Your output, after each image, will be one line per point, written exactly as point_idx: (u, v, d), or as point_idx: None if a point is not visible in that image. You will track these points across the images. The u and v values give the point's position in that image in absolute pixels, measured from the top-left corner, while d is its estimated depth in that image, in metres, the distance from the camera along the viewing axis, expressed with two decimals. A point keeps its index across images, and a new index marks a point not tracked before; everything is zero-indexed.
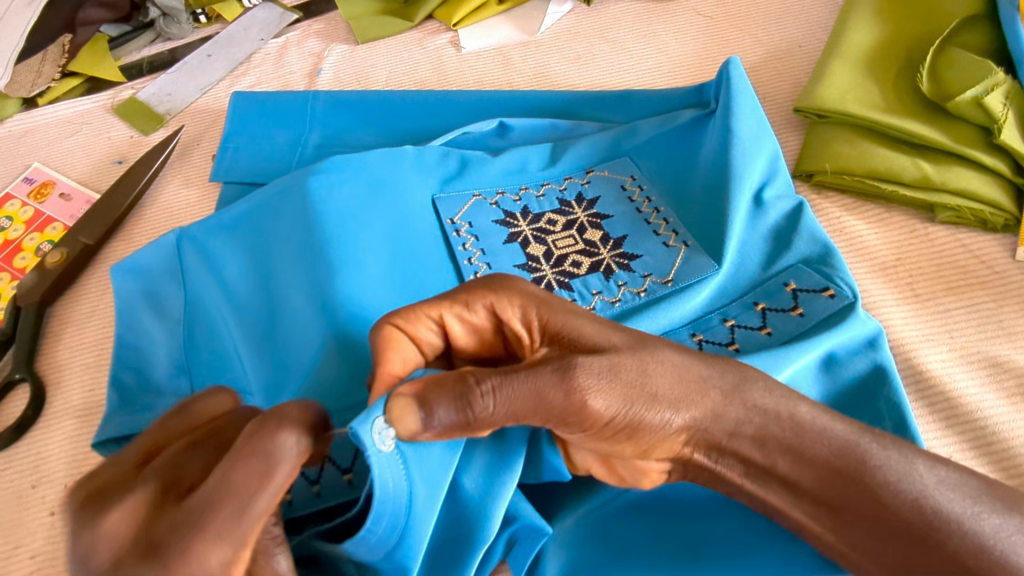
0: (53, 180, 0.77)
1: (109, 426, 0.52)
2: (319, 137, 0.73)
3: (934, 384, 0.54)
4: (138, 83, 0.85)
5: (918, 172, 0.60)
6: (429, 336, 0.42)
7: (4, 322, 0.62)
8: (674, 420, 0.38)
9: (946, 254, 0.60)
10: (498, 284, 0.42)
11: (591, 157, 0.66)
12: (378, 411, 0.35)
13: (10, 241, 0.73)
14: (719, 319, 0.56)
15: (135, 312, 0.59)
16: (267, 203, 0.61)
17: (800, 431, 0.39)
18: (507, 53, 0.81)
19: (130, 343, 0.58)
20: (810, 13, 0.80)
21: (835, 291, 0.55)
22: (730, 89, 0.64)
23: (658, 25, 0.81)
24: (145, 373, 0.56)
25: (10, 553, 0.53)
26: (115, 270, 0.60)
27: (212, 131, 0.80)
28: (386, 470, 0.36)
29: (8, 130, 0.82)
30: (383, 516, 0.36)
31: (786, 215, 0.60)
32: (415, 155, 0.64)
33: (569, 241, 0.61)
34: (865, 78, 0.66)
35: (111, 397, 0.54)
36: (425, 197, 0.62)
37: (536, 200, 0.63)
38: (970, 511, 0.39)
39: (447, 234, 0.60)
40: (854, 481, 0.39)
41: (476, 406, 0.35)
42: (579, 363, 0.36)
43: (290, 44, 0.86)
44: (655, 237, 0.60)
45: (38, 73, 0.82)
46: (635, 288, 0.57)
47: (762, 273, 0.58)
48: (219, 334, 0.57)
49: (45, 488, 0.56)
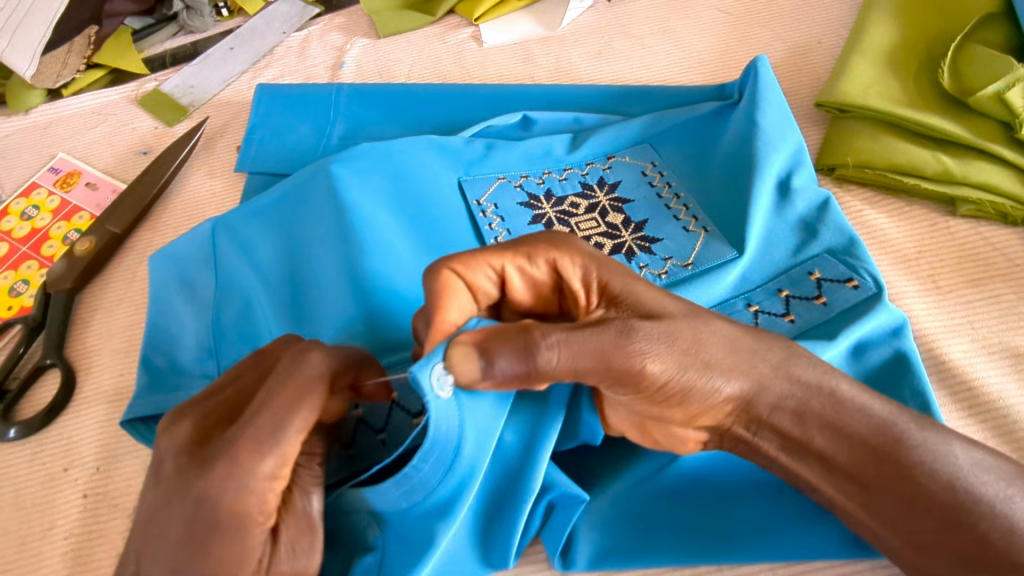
0: (78, 170, 0.78)
1: (142, 404, 0.52)
2: (344, 128, 0.74)
3: (956, 374, 0.54)
4: (161, 75, 0.86)
5: (940, 166, 0.61)
6: (486, 285, 0.42)
7: (34, 308, 0.63)
8: (722, 389, 0.39)
9: (967, 247, 0.61)
10: (559, 241, 0.43)
11: (612, 143, 0.66)
12: (438, 357, 0.36)
13: (37, 230, 0.74)
14: (743, 304, 0.56)
15: (167, 296, 0.59)
16: (298, 189, 0.62)
17: (839, 406, 0.41)
18: (528, 48, 0.82)
19: (161, 326, 0.58)
20: (829, 10, 0.81)
21: (859, 281, 0.55)
22: (756, 83, 0.65)
23: (678, 21, 0.82)
24: (176, 355, 0.56)
25: (44, 534, 0.54)
26: (155, 257, 0.60)
27: (236, 122, 0.81)
28: (442, 413, 0.37)
29: (34, 121, 0.83)
30: (431, 460, 0.38)
31: (812, 203, 0.61)
32: (440, 143, 0.65)
33: (592, 223, 0.61)
34: (887, 74, 0.67)
35: (143, 379, 0.55)
36: (449, 180, 0.63)
37: (559, 184, 0.64)
38: (1004, 494, 0.40)
39: (473, 214, 0.61)
40: (891, 459, 0.40)
41: (539, 357, 0.35)
42: (639, 328, 0.37)
43: (313, 37, 0.87)
44: (675, 222, 0.61)
45: (63, 65, 0.83)
46: (656, 269, 0.58)
47: (786, 262, 0.58)
48: (249, 315, 0.57)
49: (77, 471, 0.57)
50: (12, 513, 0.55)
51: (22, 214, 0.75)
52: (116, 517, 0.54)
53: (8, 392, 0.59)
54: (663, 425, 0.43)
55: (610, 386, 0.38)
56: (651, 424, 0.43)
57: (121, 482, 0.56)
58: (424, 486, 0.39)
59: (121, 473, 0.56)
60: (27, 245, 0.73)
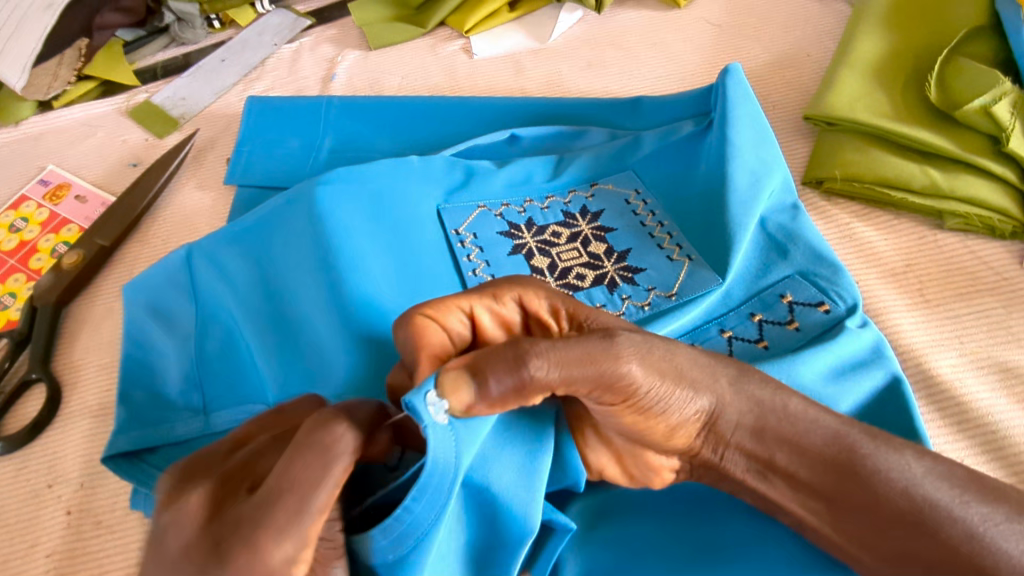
0: (68, 182, 0.78)
1: (123, 441, 0.54)
2: (333, 141, 0.74)
3: (944, 389, 0.54)
4: (152, 87, 0.86)
5: (928, 179, 0.61)
6: (460, 328, 0.43)
7: (20, 322, 0.63)
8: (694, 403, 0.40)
9: (955, 259, 0.61)
10: (517, 282, 0.44)
11: (597, 171, 0.66)
12: (429, 382, 0.35)
13: (25, 243, 0.73)
14: (717, 330, 0.57)
15: (145, 327, 0.60)
16: (273, 215, 0.62)
17: (793, 422, 0.41)
18: (519, 59, 0.82)
19: (139, 361, 0.58)
20: (818, 23, 0.81)
21: (830, 305, 0.56)
22: (725, 99, 0.64)
23: (668, 33, 0.82)
24: (159, 389, 0.57)
25: (27, 552, 0.53)
26: (126, 288, 0.61)
27: (227, 134, 0.81)
28: (439, 444, 0.36)
29: (24, 133, 0.83)
30: (425, 497, 0.37)
31: (786, 219, 0.61)
32: (416, 163, 0.65)
33: (573, 253, 0.62)
34: (874, 86, 0.67)
35: (125, 414, 0.55)
36: (430, 207, 0.63)
37: (541, 212, 0.64)
38: (958, 501, 0.40)
39: (452, 245, 0.61)
40: (849, 471, 0.40)
41: (530, 368, 0.35)
42: (621, 336, 0.38)
43: (304, 49, 0.87)
44: (658, 251, 0.61)
45: (54, 77, 0.83)
46: (639, 301, 0.58)
47: (759, 283, 0.58)
48: (233, 345, 0.58)
49: (61, 487, 0.56)
50: None
51: (10, 227, 0.75)
52: (100, 534, 0.54)
53: None
54: (639, 450, 0.43)
55: (598, 398, 0.38)
56: (629, 450, 0.44)
57: (106, 499, 0.56)
58: (418, 527, 0.38)
59: (105, 490, 0.56)
60: (15, 258, 0.72)
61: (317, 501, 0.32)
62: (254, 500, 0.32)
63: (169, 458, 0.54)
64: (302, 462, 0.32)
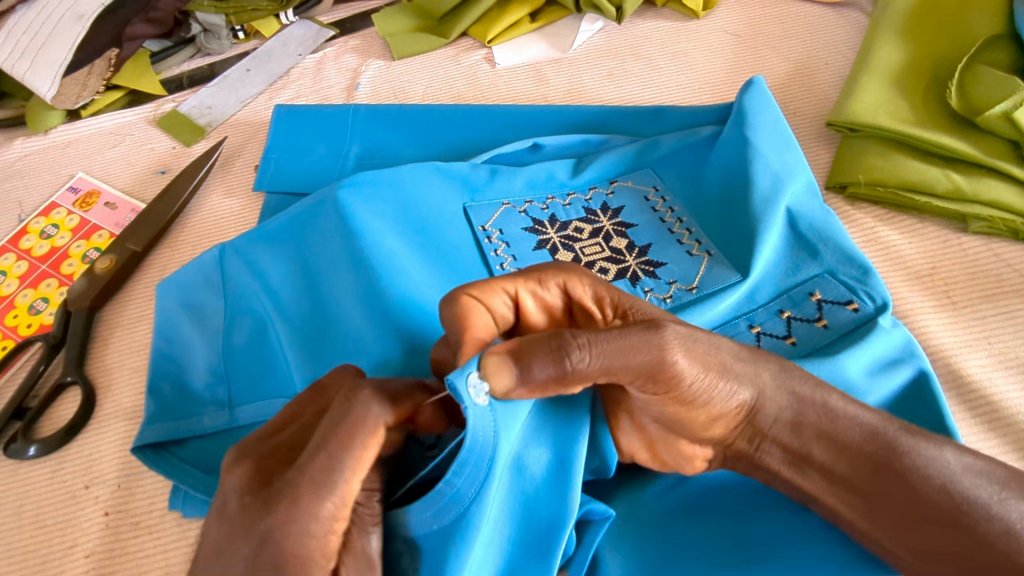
0: (97, 190, 0.79)
1: (152, 431, 0.55)
2: (360, 148, 0.75)
3: (974, 389, 0.55)
4: (178, 96, 0.87)
5: (951, 183, 0.62)
6: (503, 310, 0.43)
7: (55, 326, 0.64)
8: (737, 392, 0.41)
9: (979, 263, 0.62)
10: (556, 267, 0.45)
11: (615, 167, 0.68)
12: (473, 364, 0.35)
13: (56, 249, 0.75)
14: (746, 325, 0.57)
15: (176, 322, 0.61)
16: (304, 217, 0.63)
17: (831, 416, 0.42)
18: (541, 69, 0.83)
19: (170, 354, 0.60)
20: (835, 32, 0.83)
21: (858, 305, 0.56)
22: (745, 103, 0.66)
23: (687, 43, 0.84)
24: (185, 382, 0.58)
25: (65, 553, 0.54)
26: (161, 285, 0.62)
27: (253, 142, 0.82)
28: (479, 420, 0.36)
29: (53, 141, 0.84)
30: (467, 471, 0.37)
31: (820, 218, 0.61)
32: (443, 166, 0.66)
33: (595, 248, 0.63)
34: (895, 93, 0.68)
35: (154, 406, 0.56)
36: (456, 206, 0.64)
37: (563, 209, 0.65)
38: (996, 498, 0.40)
39: (479, 240, 0.62)
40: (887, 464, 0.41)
41: (571, 358, 0.36)
42: (667, 327, 0.39)
43: (328, 59, 0.89)
44: (678, 245, 0.62)
45: (83, 86, 0.84)
46: (661, 294, 0.59)
47: (786, 282, 0.59)
48: (264, 337, 0.59)
49: (97, 488, 0.57)
50: (33, 531, 0.55)
51: (41, 233, 0.76)
52: (137, 535, 0.54)
53: (29, 409, 0.60)
54: (673, 440, 0.45)
55: (636, 386, 0.39)
56: (663, 440, 0.45)
57: (143, 500, 0.56)
58: (459, 501, 0.38)
59: (142, 491, 0.57)
60: (46, 264, 0.73)
61: (349, 458, 0.33)
62: (286, 481, 0.33)
63: (197, 451, 0.55)
64: (337, 431, 0.33)
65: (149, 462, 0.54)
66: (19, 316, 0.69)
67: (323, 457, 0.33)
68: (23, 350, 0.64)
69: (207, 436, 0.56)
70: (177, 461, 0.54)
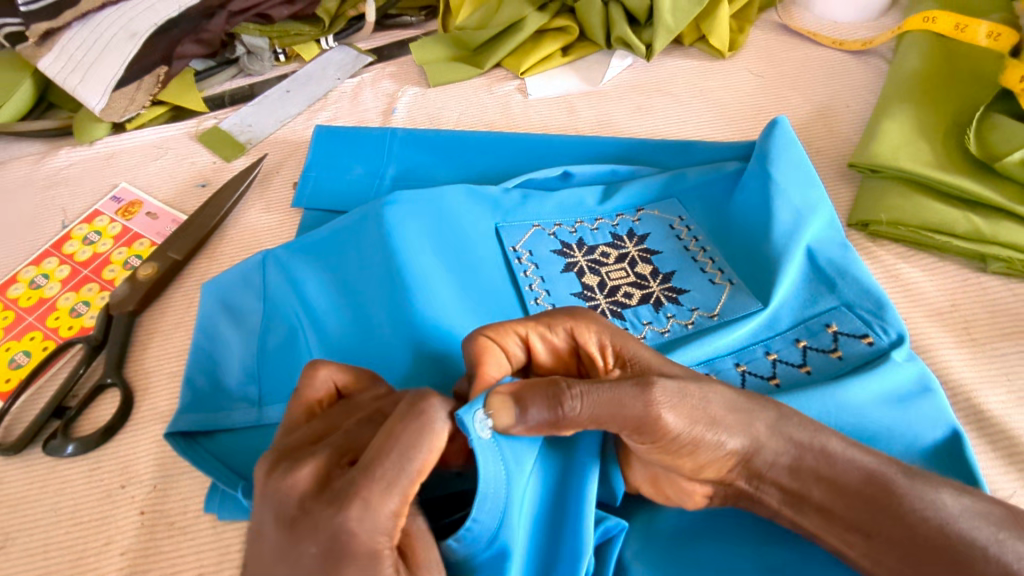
0: (139, 200, 0.82)
1: (185, 420, 0.57)
2: (396, 170, 0.78)
3: (995, 424, 0.56)
4: (220, 114, 0.91)
5: (971, 225, 0.64)
6: (516, 351, 0.45)
7: (97, 328, 0.66)
8: (726, 445, 0.42)
9: (998, 302, 0.64)
10: (566, 313, 0.47)
11: (641, 197, 0.70)
12: (480, 402, 0.39)
13: (99, 254, 0.77)
14: (762, 352, 0.58)
15: (216, 321, 0.63)
16: (346, 229, 0.65)
17: (831, 462, 0.42)
18: (571, 100, 0.87)
19: (206, 353, 0.62)
20: (856, 76, 0.86)
21: (873, 338, 0.58)
22: (771, 140, 0.68)
23: (713, 82, 0.87)
24: (217, 377, 0.60)
25: (101, 549, 0.55)
26: (206, 286, 0.64)
27: (292, 159, 0.85)
28: (486, 459, 0.39)
29: (98, 151, 0.88)
30: (488, 504, 0.39)
31: (836, 253, 0.63)
32: (474, 188, 0.68)
33: (621, 273, 0.65)
34: (916, 137, 0.71)
35: (187, 398, 0.59)
36: (487, 226, 0.66)
37: (591, 233, 0.68)
38: (994, 539, 0.40)
39: (510, 261, 0.64)
40: (872, 504, 0.41)
41: (565, 406, 0.39)
42: (656, 384, 0.40)
43: (365, 84, 0.92)
44: (701, 274, 0.64)
45: (131, 100, 0.87)
46: (683, 320, 0.61)
47: (805, 312, 0.60)
48: (293, 340, 0.60)
49: (134, 488, 0.58)
50: (68, 528, 0.56)
51: (84, 239, 0.79)
52: (172, 535, 0.56)
53: (69, 408, 0.62)
54: (671, 477, 0.46)
55: (626, 434, 0.41)
56: (662, 477, 0.46)
57: (178, 500, 0.57)
58: (483, 533, 0.40)
59: (178, 491, 0.58)
60: (89, 269, 0.76)
61: (416, 458, 0.35)
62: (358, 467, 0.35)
63: (225, 445, 0.57)
64: (402, 431, 0.36)
65: (178, 448, 0.56)
66: (60, 318, 0.71)
67: (394, 457, 0.35)
68: (65, 351, 0.66)
69: (235, 431, 0.57)
70: (209, 455, 0.55)
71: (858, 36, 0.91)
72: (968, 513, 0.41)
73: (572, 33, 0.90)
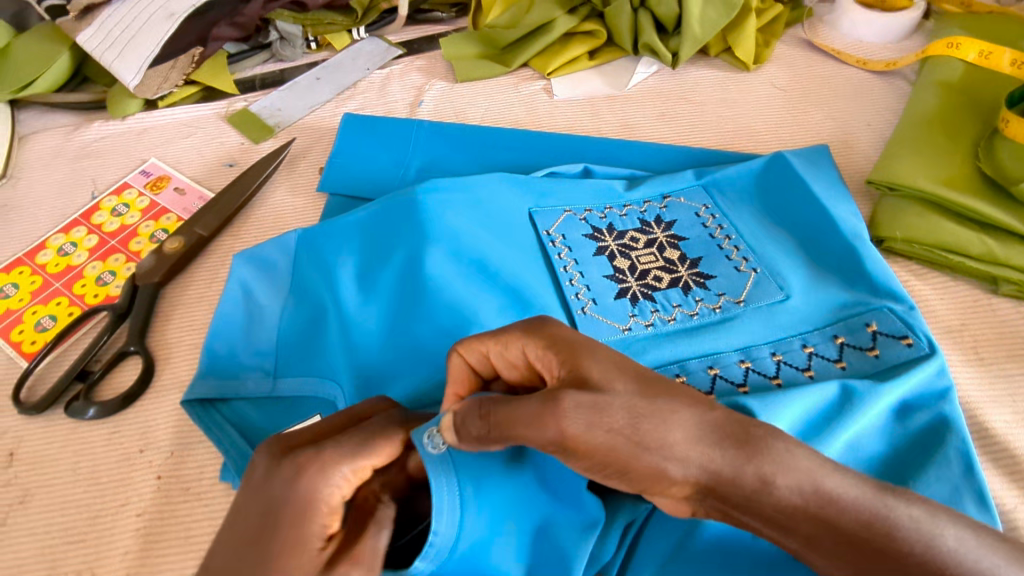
0: (167, 175, 0.84)
1: (202, 387, 0.59)
2: (420, 161, 0.79)
3: (999, 442, 0.57)
4: (250, 97, 0.92)
5: (984, 247, 0.65)
6: (482, 365, 0.46)
7: (122, 297, 0.68)
8: (674, 474, 0.36)
9: (1009, 325, 0.65)
10: (524, 329, 0.44)
11: (667, 186, 0.72)
12: (434, 424, 0.42)
13: (126, 226, 0.79)
14: (799, 345, 0.59)
15: (256, 290, 0.66)
16: (387, 206, 0.66)
17: (822, 501, 0.36)
18: (596, 104, 0.88)
19: (240, 323, 0.64)
20: (879, 96, 0.87)
21: (913, 340, 0.58)
22: (816, 163, 0.72)
23: (736, 94, 0.88)
24: (235, 347, 0.63)
25: (118, 510, 0.57)
26: (241, 256, 0.66)
27: (319, 146, 0.87)
28: (441, 472, 0.41)
29: (129, 126, 0.90)
30: (444, 519, 0.40)
31: (870, 261, 0.63)
32: (509, 176, 0.70)
33: (650, 257, 0.67)
34: (933, 158, 0.72)
35: (204, 364, 0.61)
36: (522, 210, 0.68)
37: (620, 218, 0.69)
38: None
39: (544, 243, 0.66)
40: (872, 549, 0.35)
41: (481, 427, 0.39)
42: (563, 399, 0.37)
43: (394, 76, 0.94)
44: (727, 261, 0.65)
45: (165, 79, 0.89)
46: (710, 304, 0.62)
47: (845, 310, 0.61)
48: (324, 312, 0.62)
49: (151, 453, 0.60)
50: (87, 488, 0.58)
51: (112, 210, 0.81)
52: (187, 501, 0.57)
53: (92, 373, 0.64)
54: None
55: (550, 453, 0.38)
56: None
57: (194, 468, 0.59)
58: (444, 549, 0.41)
59: (194, 459, 0.59)
60: (117, 240, 0.78)
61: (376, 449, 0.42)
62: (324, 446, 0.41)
63: (239, 414, 0.59)
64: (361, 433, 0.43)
65: (194, 414, 0.59)
66: (86, 286, 0.73)
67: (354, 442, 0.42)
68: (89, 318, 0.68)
69: (249, 400, 0.60)
70: (223, 421, 0.58)
71: (882, 57, 0.92)
72: (975, 550, 0.36)
73: (601, 37, 0.91)
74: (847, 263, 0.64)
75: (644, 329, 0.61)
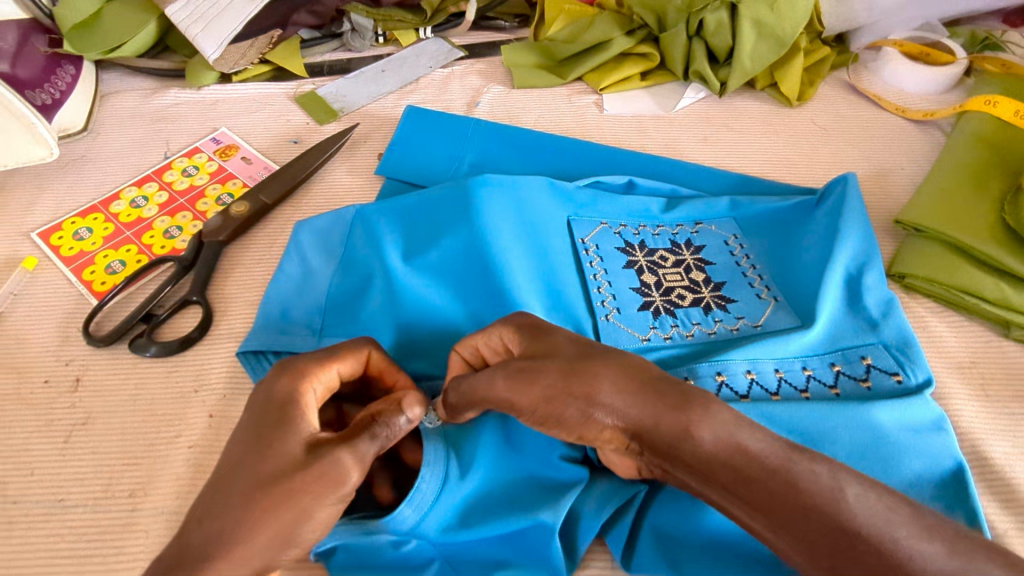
0: (236, 145, 0.90)
1: (255, 340, 0.64)
2: (473, 157, 0.84)
3: (997, 472, 0.60)
4: (318, 81, 0.98)
5: (999, 292, 0.69)
6: (474, 358, 0.52)
7: (188, 250, 0.73)
8: (603, 419, 0.43)
9: (1017, 367, 0.68)
10: (504, 321, 0.51)
11: (702, 212, 0.76)
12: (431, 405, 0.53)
13: (194, 187, 0.85)
14: (800, 366, 0.62)
15: (308, 257, 0.71)
16: (437, 195, 0.71)
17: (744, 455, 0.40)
18: (643, 121, 0.93)
19: (292, 286, 0.69)
20: (914, 142, 0.91)
21: (902, 377, 0.61)
22: (844, 192, 0.74)
23: (778, 127, 0.93)
24: (288, 309, 0.67)
25: (171, 441, 0.62)
26: (301, 225, 0.72)
27: (380, 132, 0.92)
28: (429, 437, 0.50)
29: (204, 96, 0.96)
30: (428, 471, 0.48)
31: (878, 298, 0.66)
32: (552, 182, 0.74)
33: (677, 275, 0.71)
34: (960, 205, 0.76)
35: (260, 322, 0.66)
36: (561, 217, 0.73)
37: (652, 237, 0.74)
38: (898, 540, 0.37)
39: (578, 250, 0.71)
40: (773, 492, 0.39)
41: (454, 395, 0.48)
42: (508, 365, 0.46)
43: (454, 76, 1.00)
44: (749, 288, 0.70)
45: (242, 55, 0.96)
46: (728, 326, 0.66)
47: (844, 341, 0.64)
48: (368, 287, 0.67)
49: (205, 394, 0.65)
50: (144, 418, 0.63)
51: (183, 171, 0.87)
52: None
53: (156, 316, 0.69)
54: None
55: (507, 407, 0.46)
56: None
57: None
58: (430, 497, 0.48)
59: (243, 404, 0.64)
60: (185, 198, 0.83)
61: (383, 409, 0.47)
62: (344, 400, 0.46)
63: None
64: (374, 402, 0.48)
65: (247, 364, 0.64)
66: (154, 237, 0.79)
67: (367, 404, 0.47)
68: (156, 266, 0.73)
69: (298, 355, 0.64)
70: None
71: (920, 106, 0.96)
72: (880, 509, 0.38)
73: (654, 60, 0.96)
74: (856, 293, 0.67)
75: (662, 341, 0.65)
